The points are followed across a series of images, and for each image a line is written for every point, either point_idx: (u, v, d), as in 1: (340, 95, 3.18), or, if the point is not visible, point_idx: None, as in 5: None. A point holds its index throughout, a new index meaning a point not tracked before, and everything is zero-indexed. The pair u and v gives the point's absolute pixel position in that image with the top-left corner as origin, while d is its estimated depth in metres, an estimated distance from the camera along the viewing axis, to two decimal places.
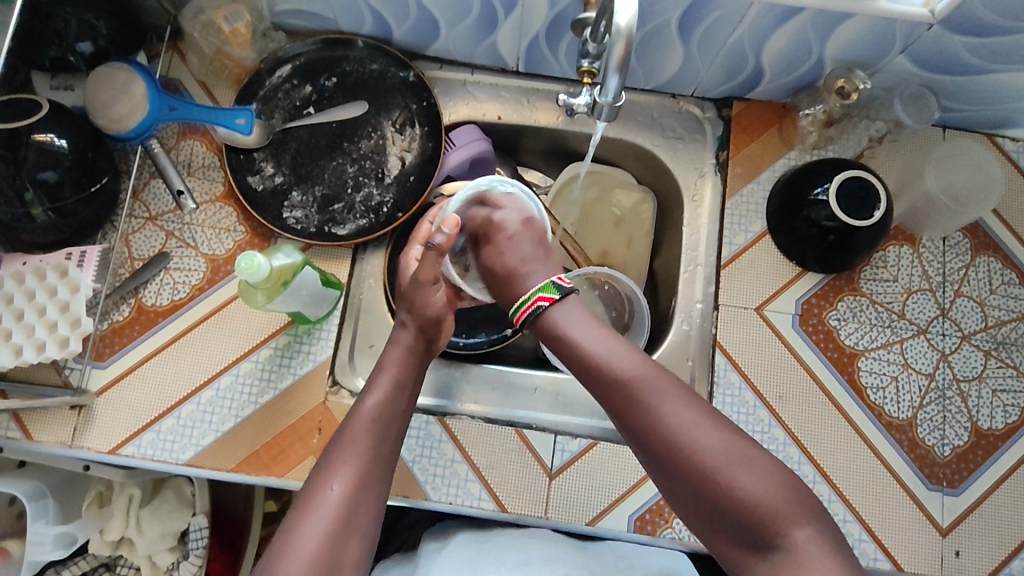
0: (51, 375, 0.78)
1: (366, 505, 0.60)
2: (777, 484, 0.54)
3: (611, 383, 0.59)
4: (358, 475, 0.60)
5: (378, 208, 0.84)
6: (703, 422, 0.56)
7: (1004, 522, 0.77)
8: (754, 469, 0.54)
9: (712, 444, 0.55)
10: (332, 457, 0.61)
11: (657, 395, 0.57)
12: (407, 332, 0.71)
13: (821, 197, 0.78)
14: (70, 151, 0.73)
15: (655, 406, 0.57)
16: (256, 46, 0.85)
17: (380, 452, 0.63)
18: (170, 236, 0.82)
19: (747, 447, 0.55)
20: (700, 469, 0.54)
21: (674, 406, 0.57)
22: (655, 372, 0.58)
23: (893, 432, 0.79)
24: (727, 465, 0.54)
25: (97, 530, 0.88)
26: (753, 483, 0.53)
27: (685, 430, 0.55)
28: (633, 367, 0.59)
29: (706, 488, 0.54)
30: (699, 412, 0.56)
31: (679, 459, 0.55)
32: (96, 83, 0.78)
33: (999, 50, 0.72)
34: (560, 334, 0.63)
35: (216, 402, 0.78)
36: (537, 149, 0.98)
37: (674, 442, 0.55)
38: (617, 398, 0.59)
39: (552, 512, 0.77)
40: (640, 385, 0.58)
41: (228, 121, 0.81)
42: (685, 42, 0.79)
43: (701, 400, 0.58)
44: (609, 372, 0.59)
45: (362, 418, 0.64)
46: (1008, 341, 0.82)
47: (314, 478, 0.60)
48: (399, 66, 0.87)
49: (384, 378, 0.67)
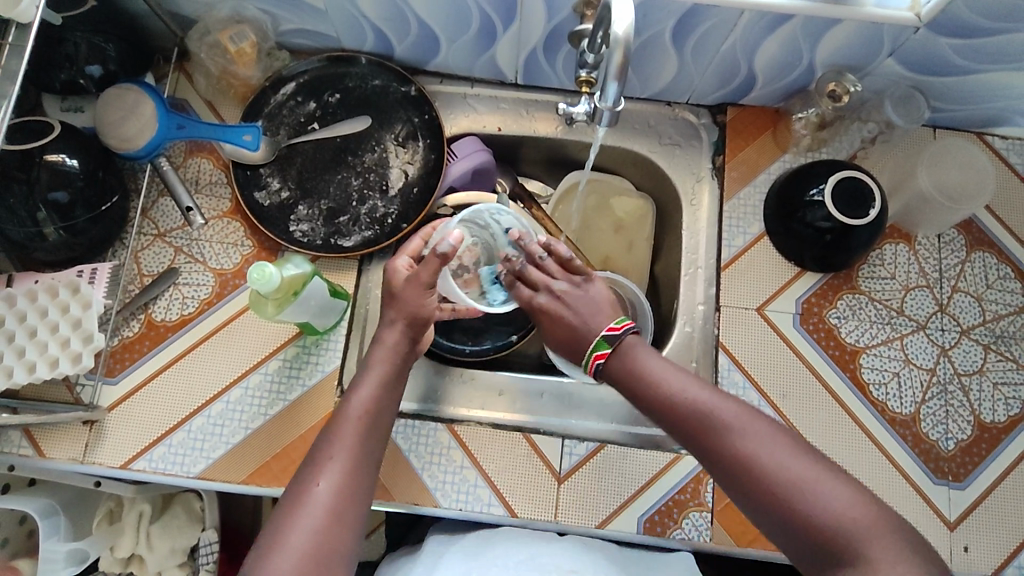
0: (62, 392, 0.79)
1: (355, 501, 0.60)
2: (860, 502, 0.53)
3: (683, 415, 0.60)
4: (347, 469, 0.61)
5: (383, 219, 0.86)
6: (773, 440, 0.57)
7: (1010, 513, 0.78)
8: (834, 488, 0.54)
9: (790, 467, 0.55)
10: (320, 454, 0.62)
11: (730, 423, 0.58)
12: (394, 330, 0.69)
13: (817, 198, 0.80)
14: (81, 171, 0.75)
15: (728, 428, 0.58)
16: (261, 65, 0.87)
17: (366, 450, 0.63)
18: (179, 252, 0.84)
19: (825, 466, 0.55)
20: (778, 491, 0.54)
21: (749, 434, 0.57)
22: (726, 402, 0.60)
23: (897, 427, 0.80)
24: (806, 486, 0.54)
25: (108, 546, 0.88)
26: (833, 503, 0.53)
27: (758, 446, 0.56)
28: (706, 399, 0.60)
29: (787, 509, 0.54)
30: (771, 431, 0.58)
31: (756, 484, 0.56)
32: (106, 104, 0.80)
33: (986, 51, 0.74)
34: (632, 372, 0.64)
35: (226, 415, 0.79)
36: (536, 159, 1.00)
37: (749, 466, 0.56)
38: (691, 422, 0.60)
39: (562, 515, 0.78)
40: (710, 411, 0.59)
41: (235, 138, 0.83)
42: (679, 52, 0.81)
43: (775, 425, 0.58)
44: (683, 405, 0.61)
45: (351, 415, 0.64)
46: (1006, 335, 0.83)
47: (303, 476, 0.61)
48: (401, 81, 0.89)
49: (370, 376, 0.67)
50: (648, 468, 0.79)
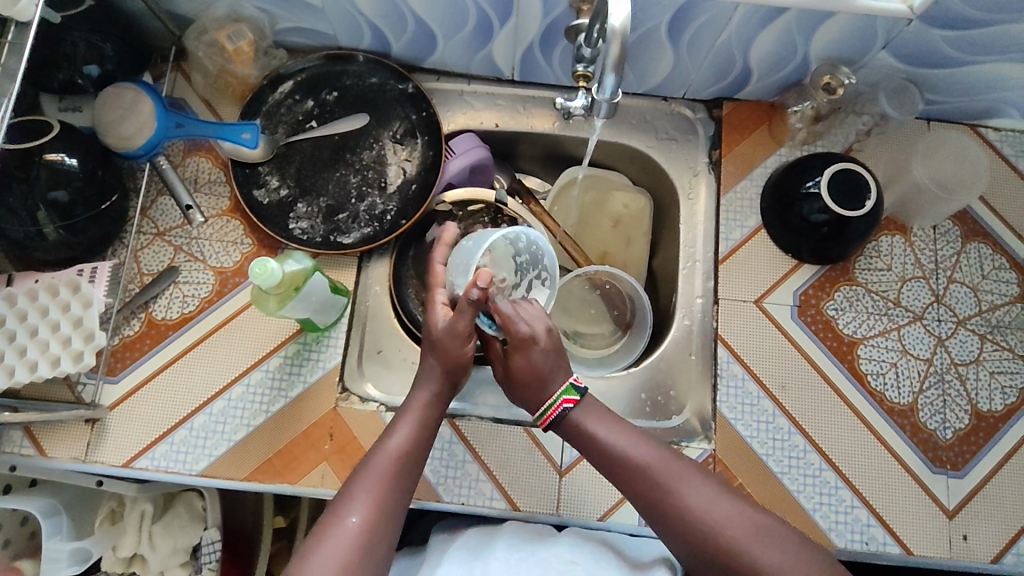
0: (64, 392, 0.79)
1: (381, 540, 0.60)
2: (798, 555, 0.59)
3: (637, 478, 0.64)
4: (377, 508, 0.61)
5: (382, 216, 0.86)
6: (720, 499, 0.62)
7: (1008, 501, 0.79)
8: (774, 543, 0.59)
9: (735, 525, 0.60)
10: (352, 489, 0.62)
11: (678, 482, 0.63)
12: (433, 376, 0.70)
13: (813, 190, 0.80)
14: (80, 170, 0.75)
15: (678, 492, 0.62)
16: (259, 63, 0.87)
17: (400, 489, 0.63)
18: (179, 250, 0.84)
19: (765, 521, 0.61)
20: (725, 550, 0.59)
21: (695, 492, 0.62)
22: (673, 461, 0.64)
23: (895, 417, 0.81)
24: (751, 543, 0.59)
25: (110, 546, 0.88)
26: (775, 558, 0.58)
27: (706, 509, 0.61)
28: (656, 458, 0.64)
29: (732, 565, 0.59)
30: (717, 490, 0.62)
31: (705, 543, 0.60)
32: (105, 103, 0.80)
33: (978, 42, 0.75)
34: (583, 432, 0.67)
35: (228, 413, 0.79)
36: (534, 155, 1.00)
37: (699, 526, 0.60)
38: (643, 486, 0.63)
39: (563, 508, 0.78)
40: (660, 475, 0.63)
41: (234, 136, 0.83)
42: (674, 46, 0.82)
43: (718, 482, 0.64)
44: (633, 466, 0.64)
45: (386, 454, 0.64)
46: (1002, 325, 0.84)
47: (332, 509, 0.61)
48: (398, 79, 0.89)
49: (409, 419, 0.68)
50: None
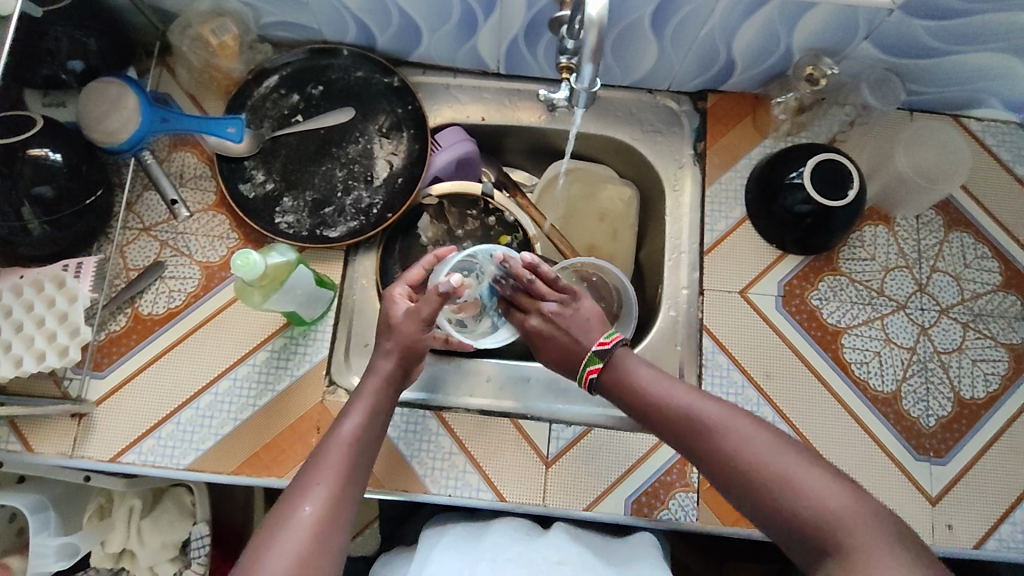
0: (50, 387, 0.79)
1: (338, 526, 0.60)
2: (847, 490, 0.57)
3: (677, 419, 0.64)
4: (334, 493, 0.61)
5: (368, 210, 0.86)
6: (761, 435, 0.61)
7: (991, 487, 0.79)
8: (821, 477, 0.57)
9: (779, 460, 0.59)
10: (307, 478, 0.62)
11: (718, 423, 0.62)
12: (388, 361, 0.70)
13: (797, 180, 0.81)
14: (65, 165, 0.75)
15: (718, 427, 0.62)
16: (243, 57, 0.87)
17: (353, 476, 0.64)
18: (165, 245, 0.84)
19: (811, 459, 0.59)
20: (768, 486, 0.58)
21: (735, 430, 0.61)
22: (714, 404, 0.64)
23: (879, 406, 0.81)
24: (791, 476, 0.58)
25: (98, 542, 0.89)
26: (822, 493, 0.57)
27: (747, 442, 0.60)
28: (693, 402, 0.64)
29: (777, 502, 0.58)
30: (757, 427, 0.62)
31: (748, 480, 0.59)
32: (89, 98, 0.80)
33: (958, 32, 0.76)
34: (623, 380, 0.68)
35: (215, 407, 0.80)
36: (520, 149, 1.00)
37: (741, 464, 0.60)
38: (683, 426, 0.64)
39: (550, 498, 0.79)
40: (700, 413, 0.63)
41: (219, 130, 0.84)
42: (659, 38, 0.82)
43: (760, 422, 0.62)
44: (672, 410, 0.65)
45: (339, 441, 0.65)
46: (984, 313, 0.85)
47: (287, 499, 0.61)
48: (384, 73, 0.89)
49: (360, 406, 0.68)
50: (635, 450, 0.80)
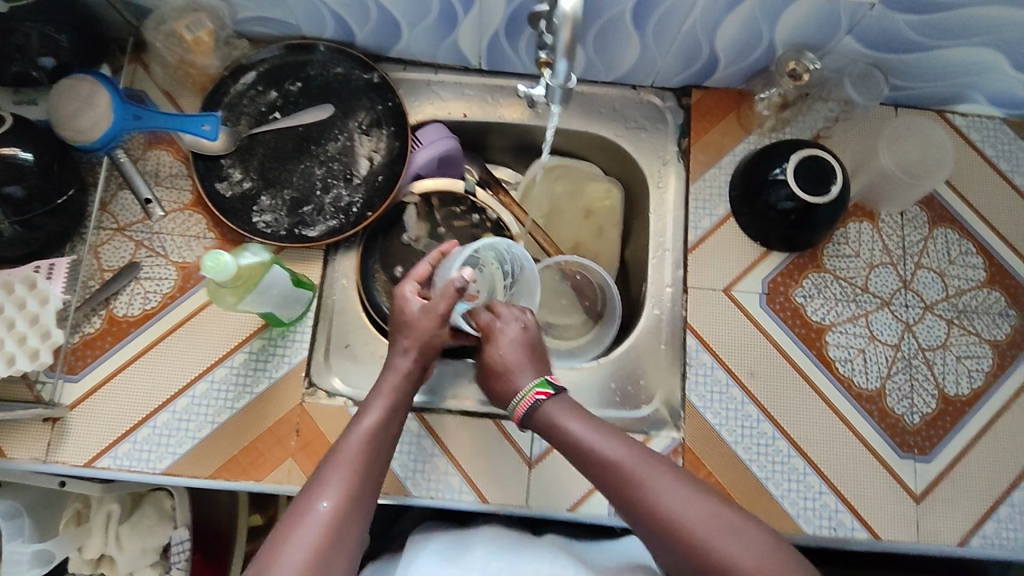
0: (22, 390, 0.78)
1: (353, 525, 0.59)
2: (774, 556, 0.55)
3: (604, 472, 0.62)
4: (351, 490, 0.60)
5: (348, 208, 0.85)
6: (689, 495, 0.59)
7: (976, 484, 0.79)
8: (747, 541, 0.56)
9: (706, 522, 0.57)
10: (323, 475, 0.60)
11: (647, 478, 0.60)
12: (407, 358, 0.70)
13: (781, 177, 0.80)
14: (35, 164, 0.74)
15: (643, 486, 0.59)
16: (219, 53, 0.86)
17: (370, 473, 0.62)
18: (140, 245, 0.82)
19: (741, 519, 0.57)
20: (695, 549, 0.56)
21: (665, 488, 0.59)
22: (644, 457, 0.61)
23: (863, 403, 0.81)
24: (714, 545, 0.56)
25: (75, 547, 0.86)
26: (748, 558, 0.55)
27: (672, 505, 0.58)
28: (617, 456, 0.62)
29: (702, 565, 0.56)
30: (685, 487, 0.59)
31: (676, 542, 0.57)
32: (61, 96, 0.79)
33: (941, 26, 0.75)
34: (554, 427, 0.65)
35: (192, 410, 0.78)
36: (504, 146, 0.99)
37: (669, 524, 0.57)
38: (609, 481, 0.61)
39: (533, 500, 0.78)
40: (625, 470, 0.61)
41: (194, 128, 0.82)
42: (640, 33, 0.81)
43: (691, 478, 0.60)
44: (599, 462, 0.62)
45: (357, 437, 0.63)
46: (968, 309, 0.84)
47: (302, 496, 0.59)
48: (363, 69, 0.88)
49: (379, 403, 0.66)
50: None
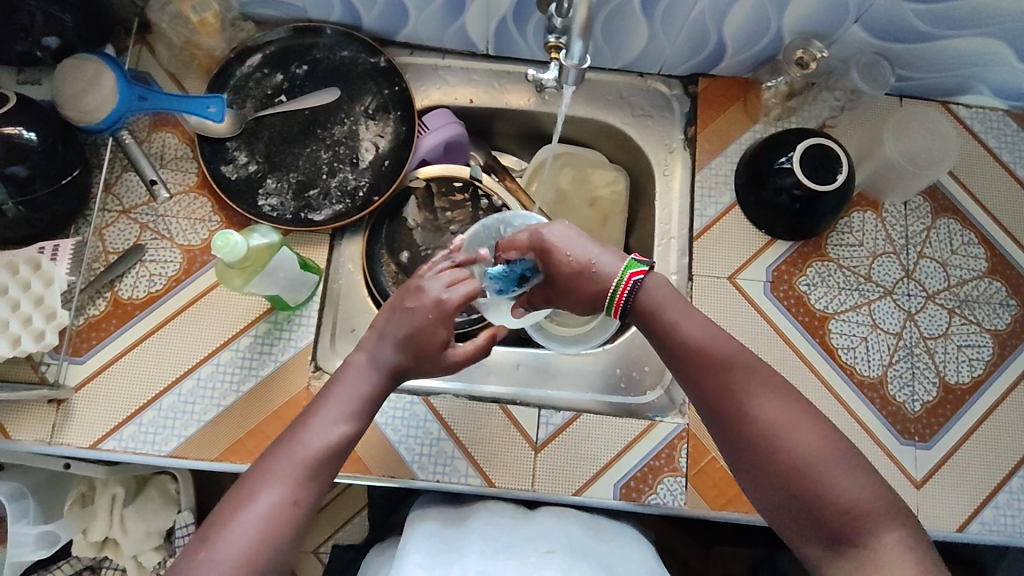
0: (27, 372, 0.77)
1: (289, 532, 0.55)
2: (873, 493, 0.55)
3: (711, 370, 0.61)
4: (297, 490, 0.57)
5: (354, 192, 0.85)
6: (797, 414, 0.58)
7: (975, 471, 0.80)
8: (849, 469, 0.55)
9: (808, 440, 0.56)
10: (268, 472, 0.57)
11: (750, 388, 0.59)
12: (385, 353, 0.64)
13: (786, 165, 0.80)
14: (39, 145, 0.73)
15: (751, 394, 0.59)
16: (225, 35, 0.85)
17: (317, 480, 0.58)
18: (145, 228, 0.82)
19: (843, 449, 0.56)
20: (793, 469, 0.56)
21: (768, 403, 0.58)
22: (750, 367, 0.60)
23: (865, 390, 0.82)
24: (818, 464, 0.55)
25: (80, 530, 0.88)
26: (847, 485, 0.55)
27: (779, 418, 0.57)
28: (728, 357, 0.61)
29: (795, 481, 0.56)
30: (795, 405, 0.58)
31: (775, 454, 0.57)
32: (64, 75, 0.78)
33: (947, 16, 0.75)
34: (661, 322, 0.64)
35: (197, 393, 0.78)
36: (510, 133, 0.99)
37: (768, 440, 0.57)
38: (715, 382, 0.60)
39: (539, 484, 0.79)
40: (735, 375, 0.60)
41: (200, 109, 0.81)
42: (649, 19, 0.81)
43: (797, 399, 0.59)
44: (709, 362, 0.61)
45: (314, 436, 0.59)
46: (970, 298, 0.85)
47: (243, 487, 0.56)
48: (369, 52, 0.88)
49: (336, 406, 0.61)
50: (626, 433, 0.80)
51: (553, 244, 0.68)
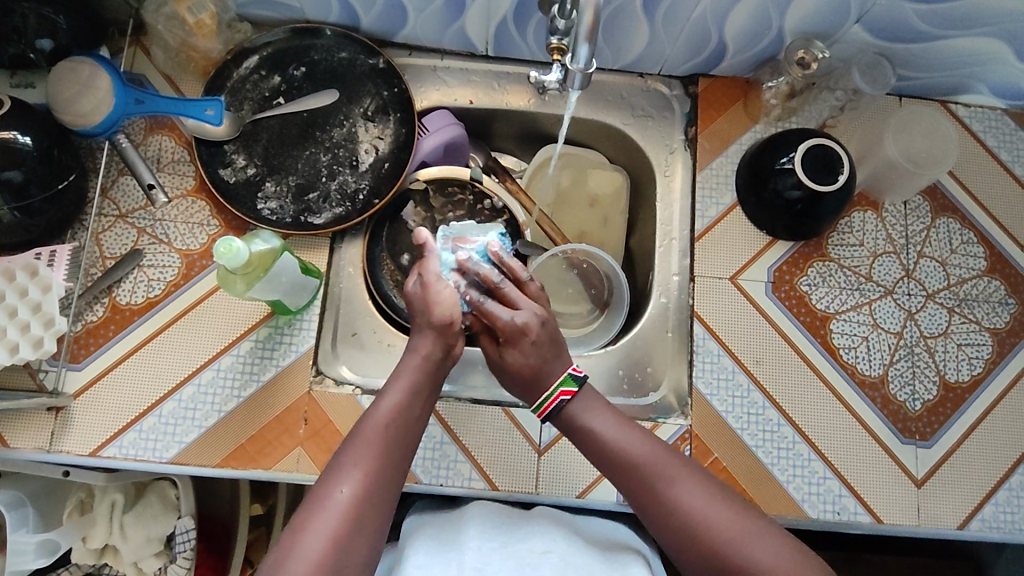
0: (24, 379, 0.76)
1: (374, 512, 0.58)
2: (795, 556, 0.57)
3: (628, 470, 0.64)
4: (370, 478, 0.59)
5: (354, 195, 0.84)
6: (711, 497, 0.61)
7: (974, 469, 0.81)
8: (769, 541, 0.58)
9: (724, 520, 0.59)
10: (343, 459, 0.60)
11: (669, 479, 0.62)
12: (425, 339, 0.69)
13: (787, 166, 0.80)
14: (35, 149, 0.72)
15: (666, 486, 0.62)
16: (221, 37, 0.84)
17: (393, 454, 0.61)
18: (142, 232, 0.81)
19: (760, 523, 0.60)
20: (717, 551, 0.58)
21: (684, 490, 0.62)
22: (666, 459, 0.64)
23: (866, 390, 0.82)
24: (739, 543, 0.58)
25: (79, 537, 0.86)
26: (768, 556, 0.57)
27: (696, 503, 0.60)
28: (642, 452, 0.65)
29: (721, 562, 0.58)
30: (709, 490, 0.62)
31: (698, 539, 0.59)
32: (58, 77, 0.76)
33: (947, 16, 0.76)
34: (582, 427, 0.68)
35: (198, 398, 0.77)
36: (509, 134, 0.99)
37: (689, 524, 0.60)
38: (632, 480, 0.64)
39: (542, 486, 0.79)
40: (651, 468, 0.63)
41: (197, 112, 0.80)
42: (650, 20, 0.81)
43: (712, 484, 0.62)
44: (626, 460, 0.65)
45: (377, 419, 0.63)
46: (969, 298, 0.86)
47: (323, 480, 0.59)
48: (368, 54, 0.87)
49: (398, 384, 0.65)
50: None
51: (523, 338, 0.69)
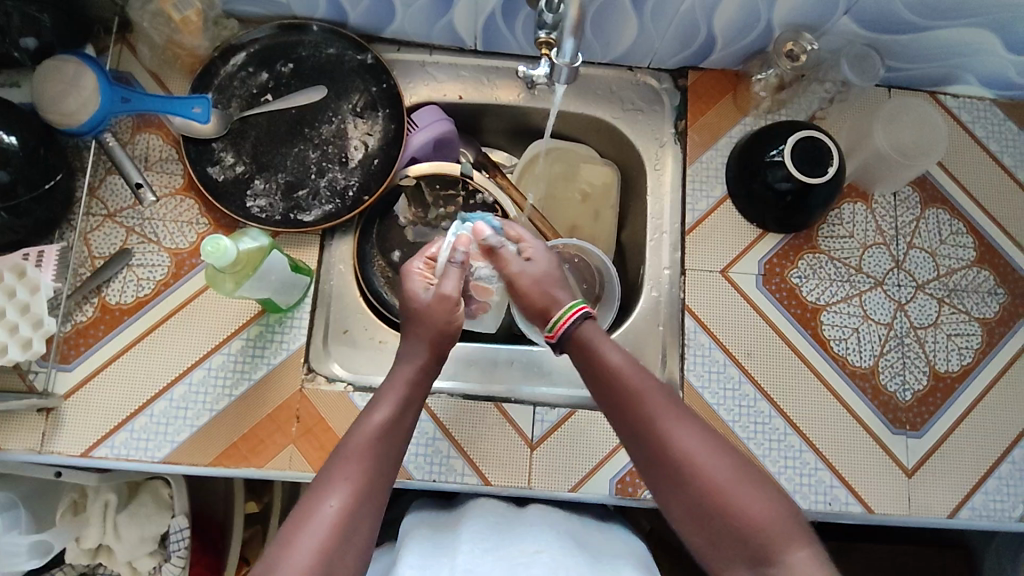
0: (14, 380, 0.76)
1: (362, 522, 0.58)
2: (782, 511, 0.58)
3: (631, 401, 0.64)
4: (359, 491, 0.59)
5: (344, 192, 0.84)
6: (709, 442, 0.62)
7: (964, 458, 0.81)
8: (761, 492, 0.59)
9: (720, 466, 0.60)
10: (332, 471, 0.60)
11: (670, 418, 0.62)
12: (419, 351, 0.69)
13: (777, 159, 0.80)
14: (21, 149, 0.72)
15: (667, 424, 0.62)
16: (208, 34, 0.84)
17: (382, 464, 0.62)
18: (131, 231, 0.81)
19: (753, 476, 0.60)
20: (710, 493, 0.59)
21: (685, 431, 0.62)
22: (670, 399, 0.64)
23: (857, 381, 0.83)
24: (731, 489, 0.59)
25: (73, 538, 0.86)
26: (758, 506, 0.58)
27: (694, 445, 0.61)
28: (649, 388, 0.64)
29: (712, 503, 0.59)
30: (708, 436, 0.62)
31: (693, 478, 0.60)
32: (44, 77, 0.76)
33: (934, 7, 0.76)
34: (591, 353, 0.67)
35: (189, 397, 0.77)
36: (500, 129, 0.99)
37: (687, 465, 0.60)
38: (634, 412, 0.64)
39: (535, 481, 0.79)
40: (655, 405, 0.63)
41: (184, 111, 0.79)
42: (639, 13, 0.80)
43: (710, 431, 0.63)
44: (630, 394, 0.64)
45: (368, 430, 0.63)
46: (959, 288, 0.86)
47: (311, 492, 0.59)
48: (356, 49, 0.86)
49: (387, 399, 0.65)
50: None
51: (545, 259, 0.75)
